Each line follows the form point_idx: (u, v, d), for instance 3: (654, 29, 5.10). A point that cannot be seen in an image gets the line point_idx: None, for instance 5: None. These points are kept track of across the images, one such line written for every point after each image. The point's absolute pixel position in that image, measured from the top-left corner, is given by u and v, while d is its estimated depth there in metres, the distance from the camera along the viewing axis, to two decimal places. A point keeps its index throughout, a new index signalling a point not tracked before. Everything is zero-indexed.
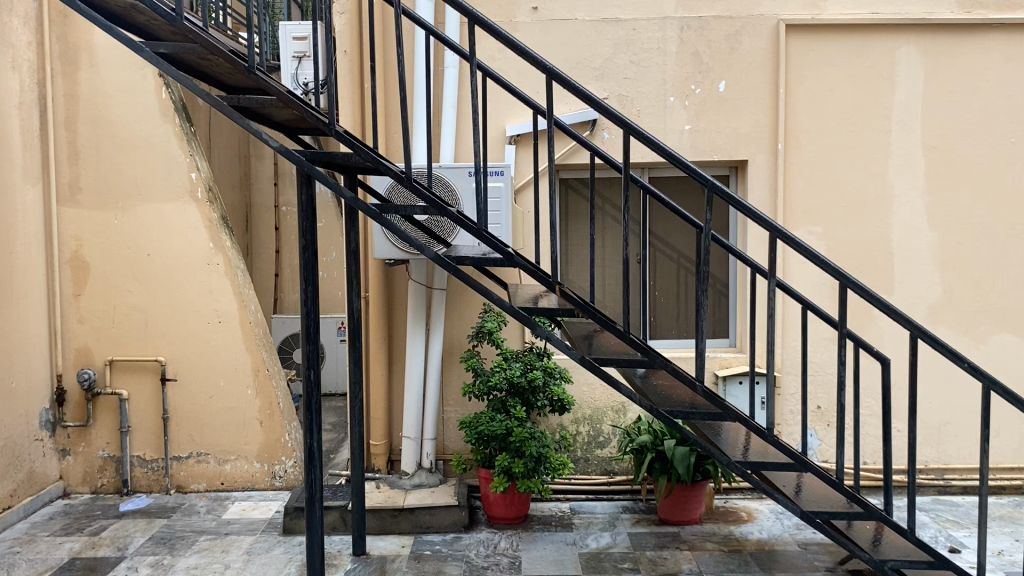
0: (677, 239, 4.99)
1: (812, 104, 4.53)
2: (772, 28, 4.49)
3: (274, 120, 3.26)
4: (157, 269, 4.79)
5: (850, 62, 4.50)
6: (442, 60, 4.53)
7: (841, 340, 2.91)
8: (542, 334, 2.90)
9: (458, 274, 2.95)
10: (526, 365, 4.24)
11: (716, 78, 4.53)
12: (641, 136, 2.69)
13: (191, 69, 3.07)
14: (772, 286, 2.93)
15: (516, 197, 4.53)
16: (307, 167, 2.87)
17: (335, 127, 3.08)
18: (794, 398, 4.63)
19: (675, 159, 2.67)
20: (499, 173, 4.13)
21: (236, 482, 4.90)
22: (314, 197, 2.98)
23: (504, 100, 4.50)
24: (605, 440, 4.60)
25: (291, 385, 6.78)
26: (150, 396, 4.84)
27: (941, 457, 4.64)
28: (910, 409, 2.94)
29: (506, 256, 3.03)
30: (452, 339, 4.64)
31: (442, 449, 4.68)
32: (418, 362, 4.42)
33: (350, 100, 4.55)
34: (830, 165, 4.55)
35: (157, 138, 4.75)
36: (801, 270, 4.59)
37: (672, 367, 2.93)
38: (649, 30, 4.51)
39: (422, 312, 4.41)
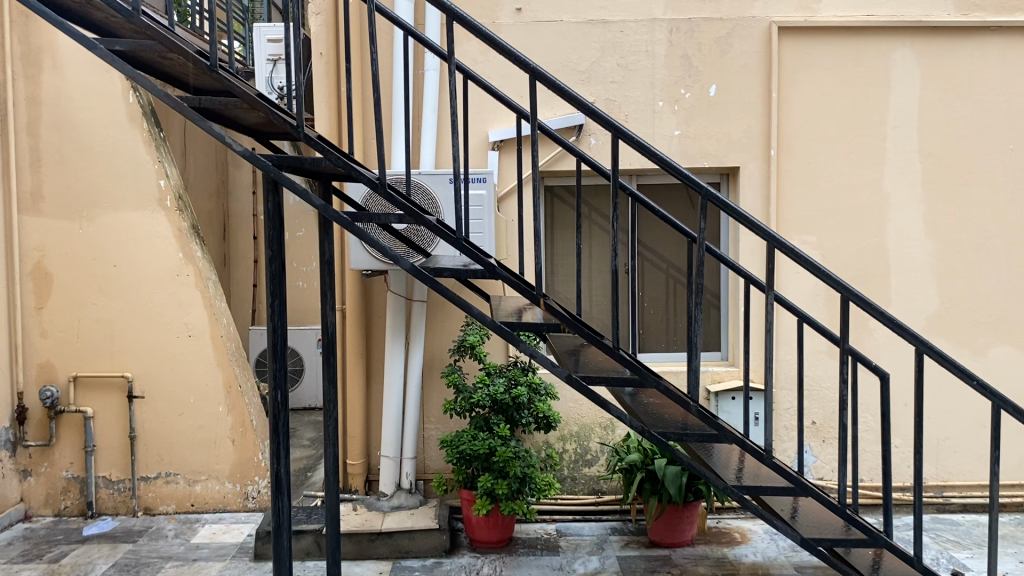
0: (666, 249, 4.83)
1: (806, 109, 4.38)
2: (763, 30, 4.34)
3: (241, 123, 3.07)
4: (124, 281, 4.57)
5: (844, 66, 4.36)
6: (421, 64, 4.36)
7: (843, 356, 2.74)
8: (526, 350, 2.71)
9: (436, 287, 2.75)
10: (510, 381, 4.05)
11: (706, 82, 4.37)
12: (633, 140, 2.51)
13: (150, 68, 2.87)
14: (770, 300, 2.75)
15: (499, 205, 4.36)
16: (273, 173, 2.68)
17: (305, 131, 2.88)
18: (788, 413, 4.47)
19: (668, 164, 2.49)
20: (481, 179, 3.96)
21: (206, 504, 4.68)
22: (282, 204, 2.79)
23: (486, 104, 4.33)
24: (593, 458, 4.42)
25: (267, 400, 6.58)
26: (117, 413, 4.61)
27: (940, 473, 4.49)
28: (917, 429, 2.77)
29: (486, 267, 2.83)
30: (433, 353, 4.45)
31: (423, 468, 4.48)
32: (397, 378, 4.23)
33: (326, 104, 4.36)
34: (823, 172, 4.40)
35: (124, 143, 4.54)
36: (795, 280, 4.43)
37: (664, 385, 2.75)
38: (637, 32, 4.35)
39: (401, 326, 4.23)
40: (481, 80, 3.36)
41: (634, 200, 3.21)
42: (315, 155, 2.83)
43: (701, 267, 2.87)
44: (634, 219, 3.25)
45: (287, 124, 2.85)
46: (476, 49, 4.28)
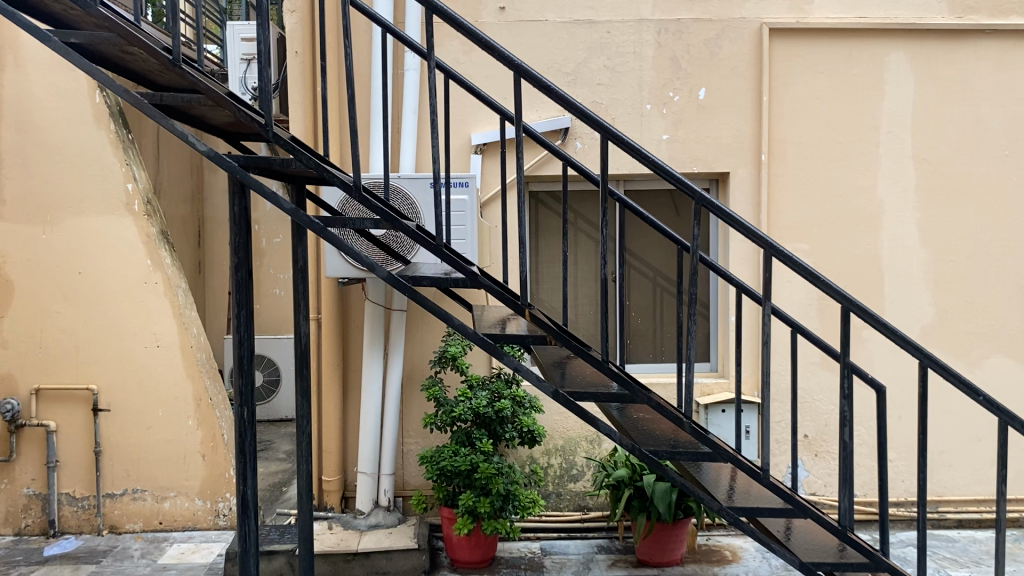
0: (654, 257, 4.68)
1: (797, 113, 4.26)
2: (754, 31, 4.22)
3: (208, 121, 2.89)
4: (89, 289, 4.37)
5: (836, 69, 4.24)
6: (401, 64, 4.20)
7: (844, 372, 2.60)
8: (510, 364, 2.54)
9: (415, 297, 2.57)
10: (493, 394, 3.89)
11: (696, 85, 4.24)
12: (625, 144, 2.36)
13: (111, 63, 2.70)
14: (768, 315, 2.57)
15: (482, 211, 4.21)
16: (239, 174, 2.51)
17: (274, 129, 2.71)
18: (779, 426, 4.33)
19: (662, 169, 2.34)
20: (464, 184, 3.81)
21: (175, 522, 4.47)
22: (249, 208, 2.61)
23: (469, 106, 4.18)
24: (578, 473, 4.26)
25: None
26: (81, 427, 4.41)
27: (935, 488, 4.37)
28: (921, 446, 2.63)
29: (469, 275, 2.66)
30: (413, 365, 4.28)
31: (401, 485, 4.30)
32: (375, 390, 4.06)
33: (301, 105, 4.19)
34: (815, 178, 4.27)
35: (90, 145, 4.35)
36: (786, 289, 4.30)
37: (656, 401, 2.60)
38: (624, 32, 4.21)
39: (379, 336, 4.06)
40: (462, 80, 3.19)
41: (624, 207, 3.06)
42: (286, 155, 2.65)
43: (695, 277, 2.72)
44: (623, 225, 3.10)
45: (254, 122, 2.68)
46: (457, 50, 4.14)
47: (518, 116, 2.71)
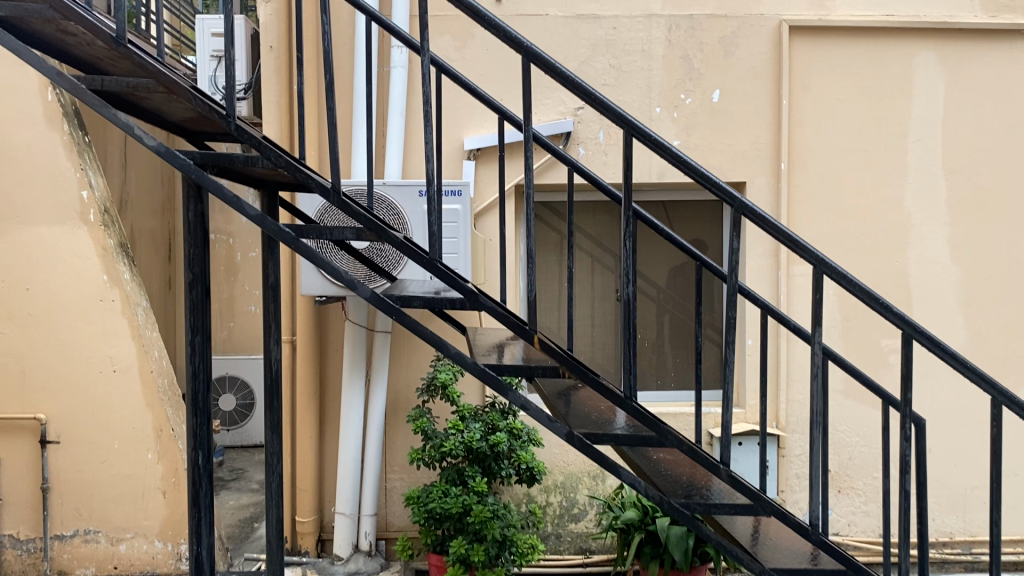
0: (661, 275, 4.31)
1: (820, 119, 3.91)
2: (772, 29, 3.87)
3: (164, 114, 2.48)
4: (38, 307, 3.93)
5: (862, 71, 3.90)
6: (387, 62, 3.82)
7: (907, 416, 2.22)
8: (517, 401, 2.12)
9: (404, 321, 2.16)
10: (487, 426, 3.50)
11: (709, 86, 3.88)
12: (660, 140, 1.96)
13: (47, 42, 2.28)
14: (818, 356, 2.17)
15: (477, 222, 3.83)
16: (194, 173, 2.10)
17: (238, 122, 2.27)
18: (800, 460, 3.97)
19: (699, 173, 2.00)
20: (456, 192, 3.44)
21: (132, 566, 4.00)
22: (207, 214, 2.20)
23: (462, 108, 3.80)
24: (580, 512, 3.86)
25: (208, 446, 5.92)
26: (27, 461, 3.95)
27: (968, 527, 4.00)
28: (996, 497, 2.24)
29: (467, 295, 2.25)
30: (398, 393, 3.87)
31: (384, 525, 3.89)
32: (356, 421, 3.66)
33: (276, 106, 3.79)
34: (839, 189, 3.92)
35: (40, 148, 3.91)
36: (807, 309, 3.97)
37: (688, 445, 2.21)
38: (632, 29, 3.86)
39: (361, 360, 3.66)
40: (458, 77, 2.79)
41: (640, 220, 2.69)
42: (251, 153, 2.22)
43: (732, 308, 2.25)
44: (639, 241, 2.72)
45: (214, 113, 2.23)
46: (449, 45, 3.84)
47: (524, 119, 2.13)
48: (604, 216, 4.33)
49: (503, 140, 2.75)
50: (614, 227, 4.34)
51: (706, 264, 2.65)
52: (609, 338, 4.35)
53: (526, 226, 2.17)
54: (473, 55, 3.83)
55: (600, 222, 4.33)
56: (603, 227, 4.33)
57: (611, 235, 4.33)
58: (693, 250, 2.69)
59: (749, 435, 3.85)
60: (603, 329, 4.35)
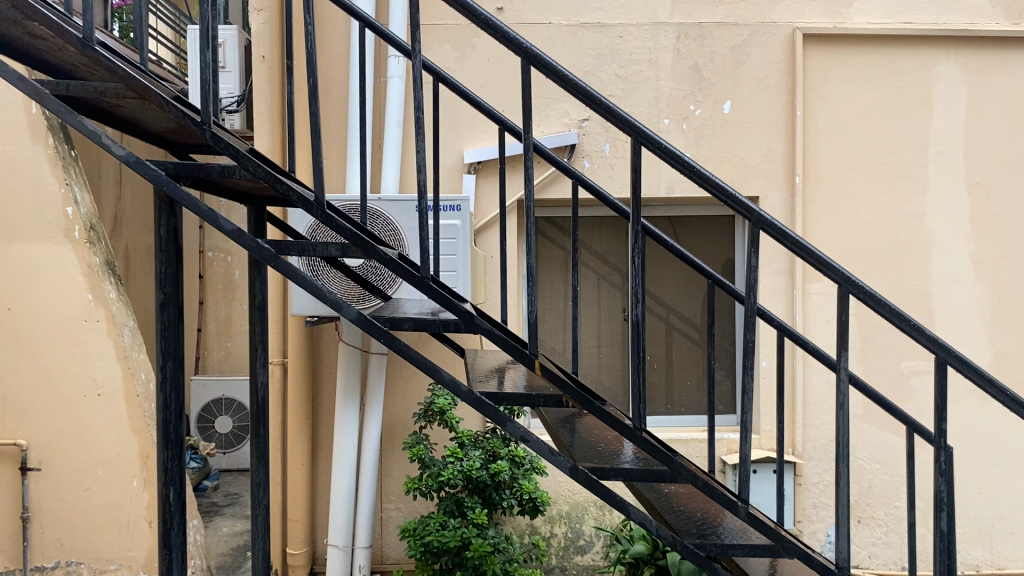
0: (670, 294, 4.14)
1: (835, 131, 3.75)
2: (785, 37, 3.71)
3: (140, 124, 2.32)
4: (20, 328, 3.76)
5: (879, 80, 3.74)
6: (383, 72, 3.67)
7: (943, 448, 2.03)
8: (516, 433, 1.94)
9: (394, 345, 1.96)
10: (488, 454, 3.32)
11: (720, 97, 3.72)
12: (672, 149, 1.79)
13: (14, 47, 2.11)
14: (845, 383, 1.99)
15: (477, 239, 3.67)
16: (166, 186, 1.93)
17: (213, 130, 2.07)
18: (818, 488, 3.78)
19: (716, 185, 1.88)
20: (455, 207, 3.29)
21: None
22: (181, 230, 2.03)
23: (462, 120, 3.64)
24: (586, 544, 3.66)
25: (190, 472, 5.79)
26: (7, 490, 3.77)
27: (995, 560, 3.79)
28: None
29: (462, 317, 2.01)
30: (394, 418, 3.69)
31: (380, 557, 3.70)
32: (350, 447, 3.48)
33: (268, 118, 3.64)
34: (856, 203, 3.75)
35: (23, 163, 3.76)
36: (824, 330, 3.80)
37: (704, 480, 2.03)
38: (639, 37, 3.70)
39: (355, 383, 3.49)
40: (454, 86, 2.63)
41: (648, 235, 2.52)
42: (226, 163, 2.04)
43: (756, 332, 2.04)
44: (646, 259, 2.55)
45: (187, 119, 2.05)
46: (449, 55, 3.70)
47: (524, 129, 1.96)
48: (610, 232, 4.16)
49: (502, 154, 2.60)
50: (620, 243, 4.17)
51: (720, 283, 2.46)
52: (616, 360, 4.17)
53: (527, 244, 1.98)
54: (473, 65, 3.68)
55: (606, 239, 4.17)
56: (609, 243, 4.17)
57: (617, 252, 4.17)
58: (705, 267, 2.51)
59: (765, 463, 3.66)
60: (609, 351, 4.17)
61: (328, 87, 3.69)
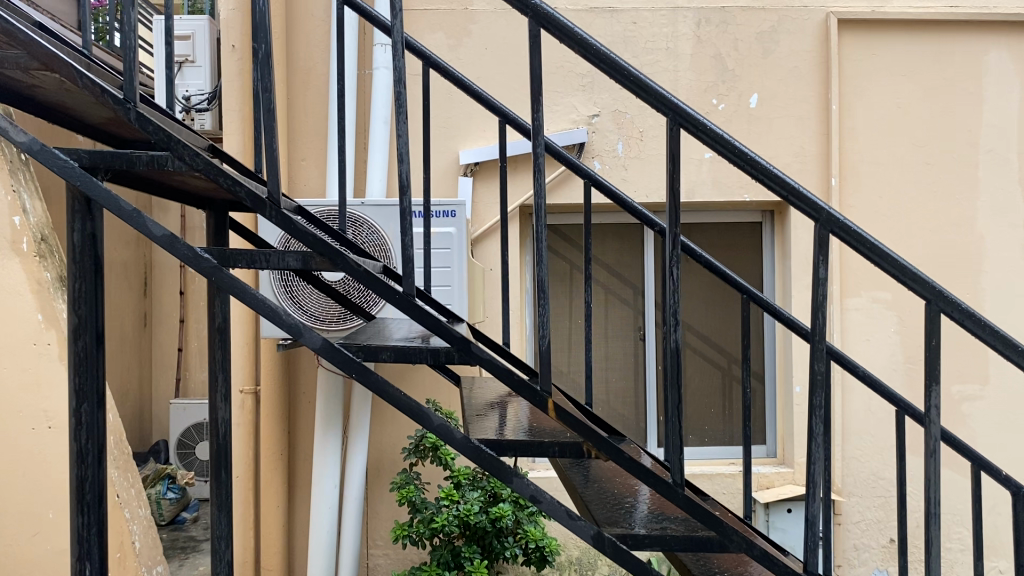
0: (689, 310, 3.74)
1: (875, 127, 3.35)
2: (818, 22, 3.32)
3: (64, 108, 1.90)
4: None
5: (922, 71, 3.35)
6: (368, 63, 3.29)
7: None
8: (524, 492, 1.53)
9: (370, 382, 1.55)
10: (487, 495, 2.91)
11: (746, 90, 3.32)
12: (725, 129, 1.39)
13: None
14: (937, 430, 1.58)
15: (475, 249, 3.25)
16: (79, 180, 1.51)
17: (137, 108, 1.54)
18: (859, 528, 3.36)
19: (773, 174, 1.53)
20: (449, 213, 2.88)
21: None
22: (104, 235, 1.61)
23: (457, 116, 3.25)
24: None
25: (166, 504, 5.33)
26: None
27: None
28: None
29: (455, 344, 1.58)
30: (381, 452, 3.28)
31: None
32: (330, 487, 3.06)
33: (239, 115, 3.25)
34: (900, 208, 3.34)
35: None
36: (865, 350, 3.38)
37: (762, 549, 1.60)
38: (655, 23, 3.31)
39: (336, 414, 3.07)
40: (449, 74, 2.17)
41: (685, 254, 2.09)
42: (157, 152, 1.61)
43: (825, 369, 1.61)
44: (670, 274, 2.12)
45: (104, 95, 1.53)
46: (442, 44, 3.31)
47: (534, 125, 1.54)
48: (622, 242, 3.76)
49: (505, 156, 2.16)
50: (633, 254, 3.76)
51: (755, 297, 2.00)
52: (629, 384, 3.75)
53: (536, 254, 1.54)
54: (469, 55, 3.30)
55: (617, 250, 3.76)
56: (620, 254, 3.76)
57: (629, 264, 3.76)
58: (737, 279, 2.05)
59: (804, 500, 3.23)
60: (621, 374, 3.75)
61: (305, 79, 3.28)
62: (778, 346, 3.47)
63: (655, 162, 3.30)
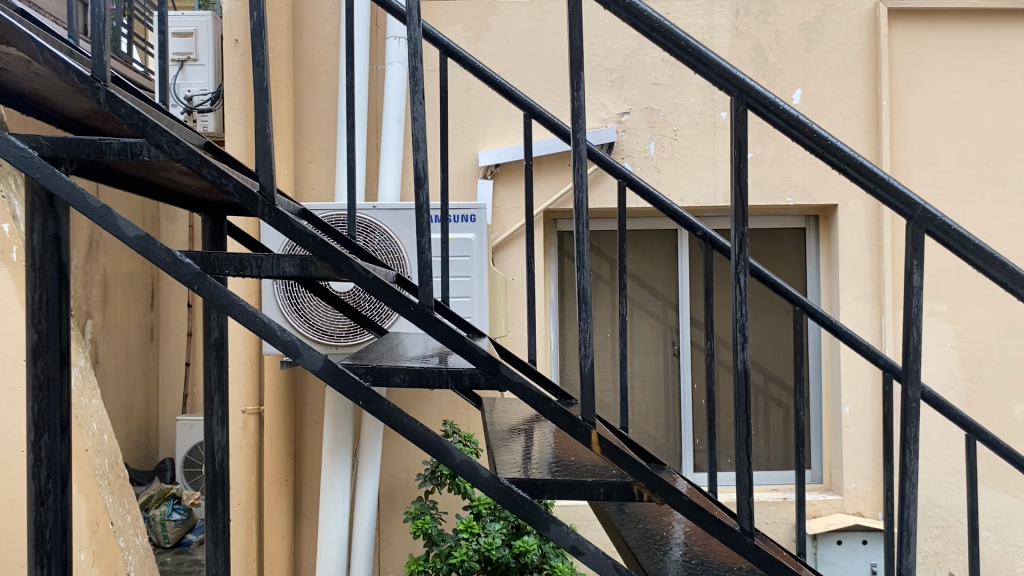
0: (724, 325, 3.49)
1: (930, 125, 3.09)
2: (866, 12, 3.07)
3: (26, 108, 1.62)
4: None
5: (979, 63, 3.09)
6: (381, 59, 3.07)
7: None
8: (565, 541, 1.28)
9: (381, 411, 1.30)
10: (510, 526, 2.66)
11: (789, 86, 3.08)
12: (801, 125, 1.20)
13: None
14: None
15: (495, 258, 3.01)
16: (36, 173, 1.26)
17: (109, 88, 1.30)
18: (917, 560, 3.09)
19: (861, 167, 1.29)
20: (469, 218, 2.65)
21: None
22: (67, 235, 1.37)
23: (477, 114, 3.02)
24: None
25: (172, 526, 5.10)
26: None
27: None
28: None
29: (481, 365, 1.32)
30: (395, 477, 3.04)
31: None
32: (339, 517, 2.81)
33: (243, 113, 3.03)
34: (956, 212, 3.08)
35: None
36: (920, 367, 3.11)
37: None
38: (689, 14, 3.08)
39: (346, 438, 2.82)
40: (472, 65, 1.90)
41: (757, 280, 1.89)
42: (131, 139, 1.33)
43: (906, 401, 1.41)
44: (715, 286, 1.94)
45: (70, 72, 1.28)
46: (460, 37, 3.09)
47: (574, 128, 1.30)
48: (652, 251, 3.51)
49: (535, 161, 1.89)
50: (664, 264, 3.51)
51: (810, 309, 1.81)
52: (660, 403, 3.49)
53: (577, 258, 1.30)
54: (489, 49, 3.07)
55: (647, 259, 3.51)
56: (653, 265, 3.51)
57: (660, 275, 3.51)
58: (791, 290, 1.84)
59: (853, 531, 2.97)
60: (652, 392, 3.50)
61: (313, 76, 3.06)
62: (824, 364, 3.20)
63: (691, 163, 3.05)
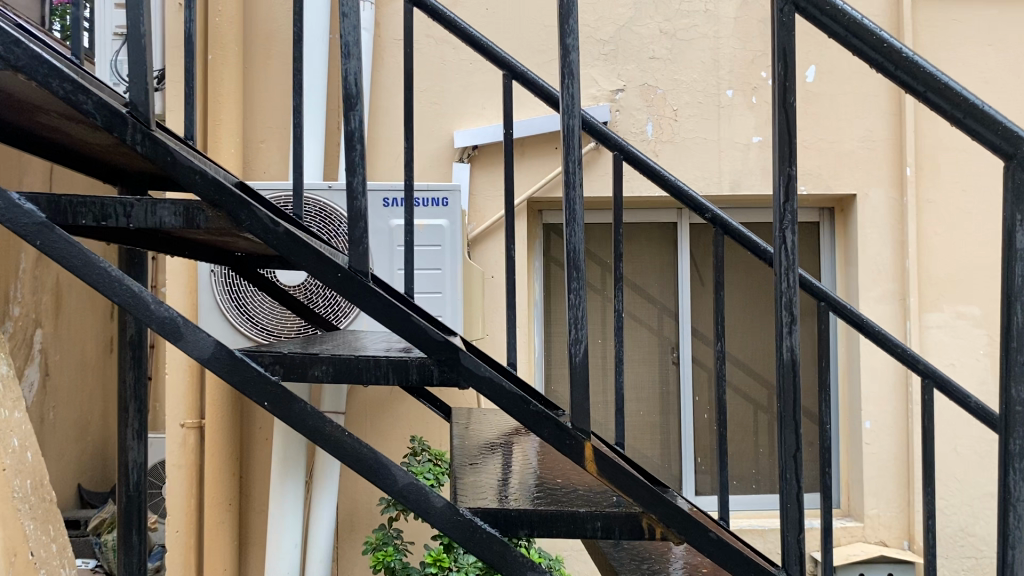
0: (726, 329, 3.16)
1: None
2: None
3: None
4: None
5: (1010, 39, 2.78)
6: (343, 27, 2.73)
7: None
8: None
9: (296, 414, 0.95)
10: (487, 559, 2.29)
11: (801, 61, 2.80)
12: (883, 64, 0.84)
13: None
14: None
15: (471, 250, 2.67)
16: None
17: None
18: None
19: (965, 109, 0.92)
20: (441, 201, 2.29)
21: None
22: None
23: (451, 89, 2.69)
24: None
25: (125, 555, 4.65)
26: None
27: None
28: None
29: (433, 350, 0.98)
30: (356, 500, 2.68)
31: None
32: (290, 549, 2.43)
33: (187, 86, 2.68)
34: (987, 202, 2.76)
35: None
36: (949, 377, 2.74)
37: None
38: None
39: (298, 457, 2.46)
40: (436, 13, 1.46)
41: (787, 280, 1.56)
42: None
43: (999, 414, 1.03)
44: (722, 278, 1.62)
45: None
46: None
47: (563, 33, 0.97)
48: (648, 250, 3.17)
49: (513, 143, 1.47)
50: (661, 264, 3.17)
51: (836, 306, 1.49)
52: (655, 418, 3.14)
53: (566, 208, 0.97)
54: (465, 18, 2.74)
55: (642, 259, 3.17)
56: (649, 264, 3.17)
57: (656, 278, 3.17)
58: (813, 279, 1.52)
59: (878, 564, 2.61)
60: (648, 406, 3.14)
61: (266, 46, 2.72)
62: (841, 374, 2.86)
63: (693, 147, 2.73)
